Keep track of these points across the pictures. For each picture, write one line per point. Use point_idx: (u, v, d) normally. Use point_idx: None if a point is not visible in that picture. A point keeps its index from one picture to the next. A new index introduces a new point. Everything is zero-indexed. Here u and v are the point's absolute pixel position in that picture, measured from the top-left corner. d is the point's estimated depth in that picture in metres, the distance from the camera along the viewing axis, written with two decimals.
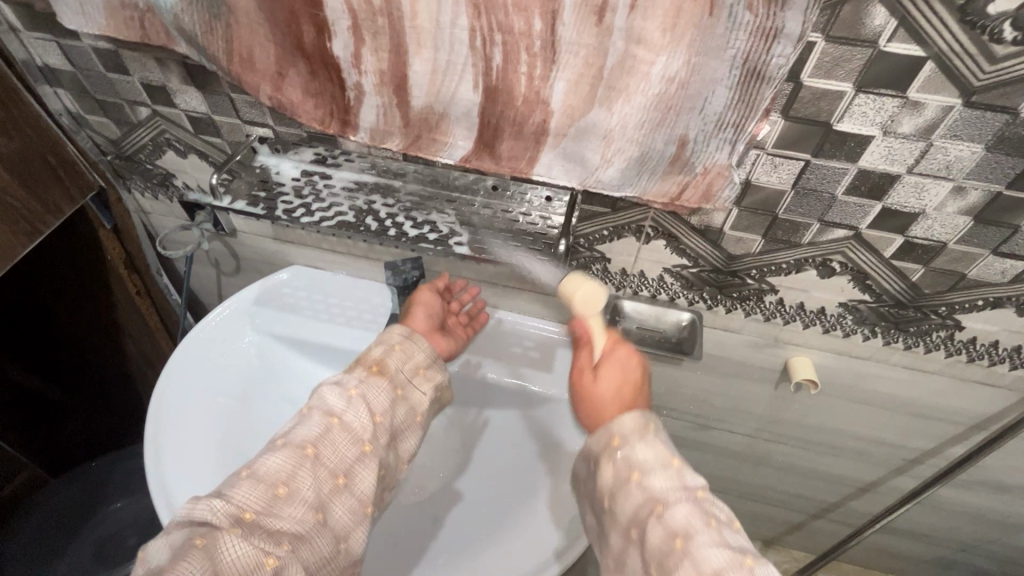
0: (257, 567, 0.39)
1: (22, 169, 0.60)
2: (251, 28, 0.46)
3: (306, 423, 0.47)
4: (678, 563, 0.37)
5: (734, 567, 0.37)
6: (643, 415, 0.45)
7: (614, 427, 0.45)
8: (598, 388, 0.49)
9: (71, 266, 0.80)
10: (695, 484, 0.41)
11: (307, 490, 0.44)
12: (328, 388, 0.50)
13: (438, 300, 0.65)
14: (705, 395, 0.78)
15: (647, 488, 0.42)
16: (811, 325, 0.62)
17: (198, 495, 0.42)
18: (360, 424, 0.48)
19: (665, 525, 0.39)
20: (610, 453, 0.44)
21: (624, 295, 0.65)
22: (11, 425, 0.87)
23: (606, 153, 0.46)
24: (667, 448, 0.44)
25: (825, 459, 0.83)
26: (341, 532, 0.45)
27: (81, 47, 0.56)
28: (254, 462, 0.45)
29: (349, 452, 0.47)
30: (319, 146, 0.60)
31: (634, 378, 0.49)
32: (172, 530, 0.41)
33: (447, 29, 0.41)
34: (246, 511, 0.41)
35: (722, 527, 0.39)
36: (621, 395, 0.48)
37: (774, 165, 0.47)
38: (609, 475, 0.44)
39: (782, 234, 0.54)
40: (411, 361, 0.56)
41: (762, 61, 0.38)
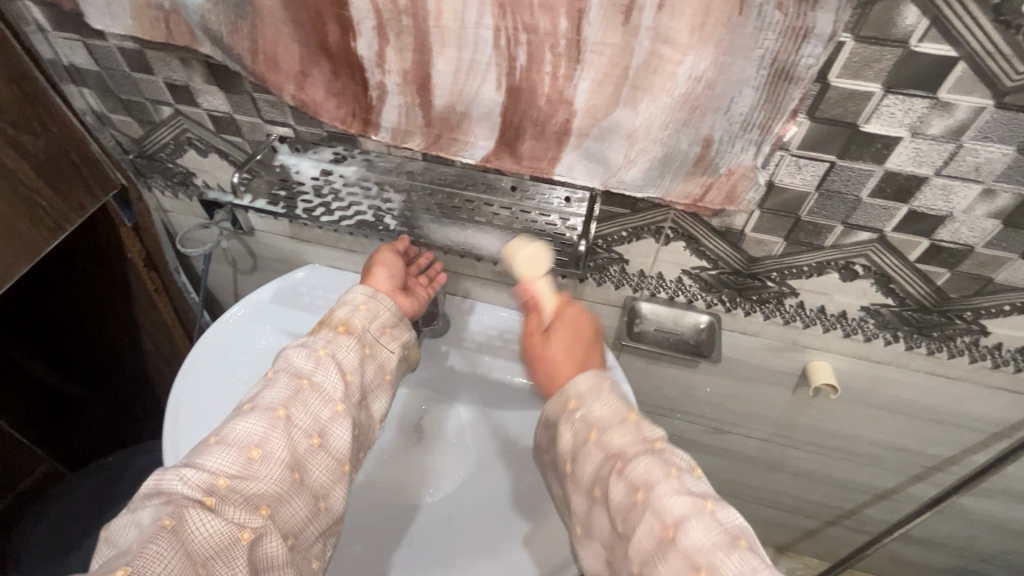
0: (233, 542, 0.40)
1: (46, 165, 0.61)
2: (276, 29, 0.46)
3: (274, 386, 0.47)
4: (640, 515, 0.40)
5: (695, 512, 0.39)
6: (598, 373, 0.47)
7: (569, 389, 0.47)
8: (549, 351, 0.50)
9: (91, 263, 0.80)
10: (653, 435, 0.43)
11: (282, 452, 0.44)
12: (294, 350, 0.50)
13: (401, 262, 0.61)
14: (720, 398, 0.77)
15: (606, 445, 0.43)
16: (832, 329, 0.61)
17: (164, 469, 0.42)
18: (331, 386, 0.48)
19: (625, 480, 0.41)
20: (569, 418, 0.46)
21: (641, 297, 0.65)
22: (24, 421, 0.87)
23: (629, 153, 0.46)
24: (622, 402, 0.45)
25: (842, 464, 0.82)
26: (320, 492, 0.46)
27: (106, 47, 0.56)
28: (222, 429, 0.45)
29: (323, 412, 0.47)
30: (338, 146, 0.59)
31: (587, 336, 0.51)
32: (138, 507, 0.40)
33: (472, 29, 0.41)
34: (219, 478, 0.42)
35: (683, 474, 0.41)
36: (576, 352, 0.50)
37: (798, 166, 0.47)
38: (569, 438, 0.46)
39: (804, 237, 0.53)
40: (379, 320, 0.55)
41: (791, 61, 0.38)
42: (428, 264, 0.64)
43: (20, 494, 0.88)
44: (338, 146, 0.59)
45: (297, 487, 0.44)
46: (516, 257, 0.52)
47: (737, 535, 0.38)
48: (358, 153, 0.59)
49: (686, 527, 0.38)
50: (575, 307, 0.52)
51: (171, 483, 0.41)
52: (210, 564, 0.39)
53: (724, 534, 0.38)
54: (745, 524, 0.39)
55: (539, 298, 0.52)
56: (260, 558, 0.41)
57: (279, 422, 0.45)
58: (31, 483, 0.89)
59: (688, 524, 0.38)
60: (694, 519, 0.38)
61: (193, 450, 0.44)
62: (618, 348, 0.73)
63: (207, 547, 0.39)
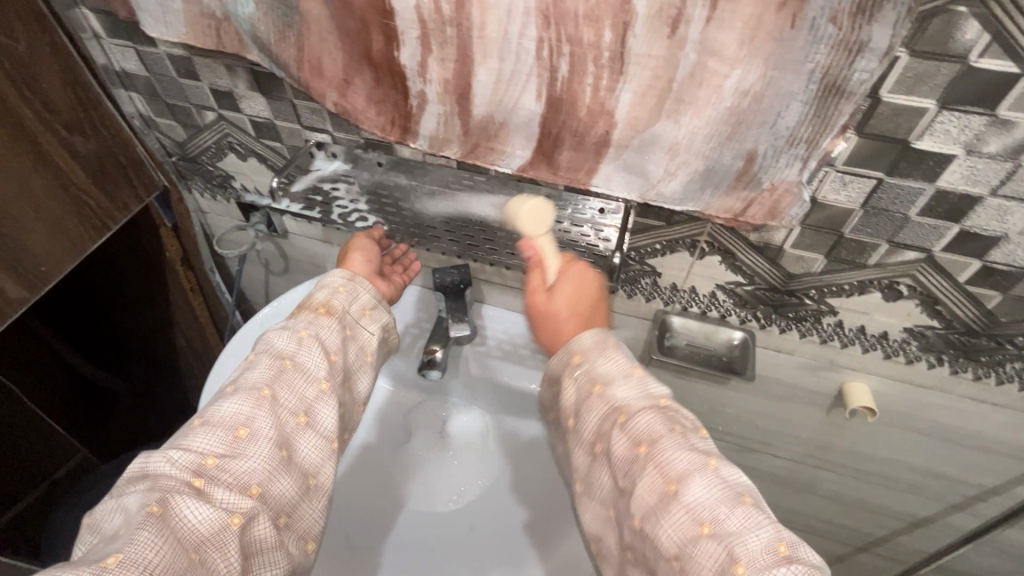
0: (223, 527, 0.39)
1: (94, 166, 0.62)
2: (321, 37, 0.47)
3: (256, 367, 0.47)
4: (642, 469, 0.40)
5: (699, 468, 0.39)
6: (603, 332, 0.48)
7: (574, 345, 0.47)
8: (554, 308, 0.49)
9: (130, 262, 0.83)
10: (658, 392, 0.44)
11: (269, 430, 0.43)
12: (275, 332, 0.49)
13: (376, 248, 0.60)
14: (750, 415, 0.75)
15: (610, 399, 0.44)
16: (871, 349, 0.59)
17: (150, 453, 0.41)
18: (315, 365, 0.48)
19: (629, 434, 0.42)
20: (571, 372, 0.47)
21: (672, 311, 0.64)
22: (62, 409, 0.90)
23: (670, 166, 0.45)
24: (628, 359, 0.46)
25: (876, 489, 0.79)
26: (310, 469, 0.45)
27: (156, 53, 0.58)
28: (206, 411, 0.44)
29: (306, 391, 0.46)
30: (376, 152, 0.60)
31: (592, 294, 0.50)
32: (123, 492, 0.40)
33: (514, 40, 0.41)
34: (207, 458, 0.41)
35: (687, 431, 0.41)
36: (580, 310, 0.49)
37: (844, 183, 0.45)
38: (573, 393, 0.46)
39: (846, 254, 0.52)
40: (358, 302, 0.54)
41: (843, 76, 0.37)
42: (401, 254, 0.64)
43: (56, 482, 0.90)
44: (375, 154, 0.60)
45: (285, 465, 0.43)
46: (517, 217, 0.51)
47: (741, 492, 0.38)
48: (395, 160, 0.60)
49: (689, 481, 0.38)
50: (580, 265, 0.51)
51: (158, 465, 0.40)
52: (203, 551, 0.38)
53: (728, 490, 0.38)
54: (750, 483, 0.39)
55: (542, 253, 0.51)
56: (253, 544, 0.40)
57: (265, 402, 0.44)
58: (68, 471, 0.92)
59: (691, 478, 0.38)
60: (697, 474, 0.38)
61: (177, 433, 0.43)
62: (646, 362, 0.72)
63: (197, 533, 0.38)
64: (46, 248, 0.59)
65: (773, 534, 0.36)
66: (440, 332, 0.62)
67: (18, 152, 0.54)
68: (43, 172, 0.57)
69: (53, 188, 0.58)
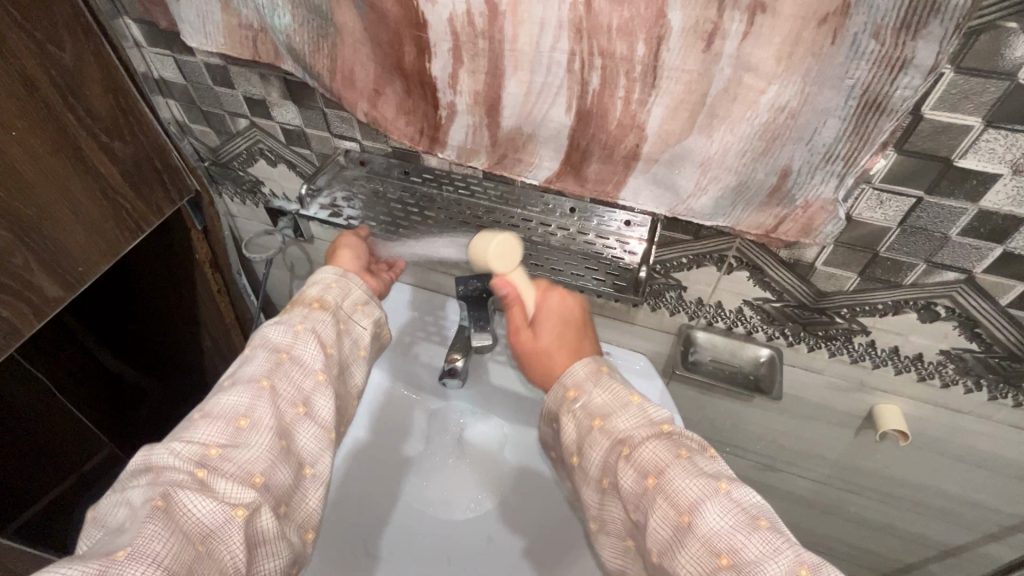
0: (227, 520, 0.39)
1: (131, 170, 0.64)
2: (354, 48, 0.48)
3: (252, 362, 0.47)
4: (653, 502, 0.39)
5: (710, 495, 0.38)
6: (593, 359, 0.48)
7: (568, 379, 0.47)
8: (540, 343, 0.50)
9: (160, 265, 0.85)
10: (659, 418, 0.43)
11: (269, 419, 0.44)
12: (271, 328, 0.50)
13: (366, 246, 0.60)
14: (775, 434, 0.73)
15: (612, 431, 0.43)
16: (905, 371, 0.57)
17: (153, 445, 0.42)
18: (311, 358, 0.48)
19: (635, 465, 0.41)
20: (569, 408, 0.46)
21: (697, 325, 0.63)
22: (91, 405, 0.93)
23: (701, 181, 0.45)
24: (624, 386, 0.46)
25: (906, 515, 0.76)
26: (307, 457, 0.46)
27: (194, 62, 0.61)
28: (206, 405, 0.45)
29: (304, 381, 0.47)
30: (403, 162, 0.61)
31: (575, 318, 0.51)
32: (127, 487, 0.40)
33: (547, 54, 0.41)
34: (211, 448, 0.42)
35: (694, 455, 0.40)
36: (566, 341, 0.50)
37: (880, 201, 0.44)
38: (573, 429, 0.46)
39: (882, 273, 0.50)
40: (350, 297, 0.55)
41: (885, 92, 0.36)
42: (387, 254, 0.64)
43: (83, 476, 0.93)
44: (402, 164, 0.61)
45: (284, 454, 0.44)
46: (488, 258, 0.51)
47: (756, 514, 0.37)
48: (421, 170, 0.61)
49: (702, 511, 0.37)
50: (556, 293, 0.51)
51: (161, 457, 0.41)
52: (210, 542, 0.38)
53: (744, 515, 0.37)
54: (762, 502, 0.38)
55: (518, 289, 0.52)
56: (257, 535, 0.40)
57: (264, 392, 0.45)
58: (95, 465, 0.94)
59: (703, 508, 0.37)
60: (709, 503, 0.37)
61: (178, 427, 0.44)
62: (669, 376, 0.71)
63: (203, 525, 0.38)
64: (83, 249, 0.61)
65: (794, 560, 0.34)
66: (461, 341, 0.62)
67: (61, 156, 0.56)
68: (84, 177, 0.59)
69: (92, 192, 0.60)
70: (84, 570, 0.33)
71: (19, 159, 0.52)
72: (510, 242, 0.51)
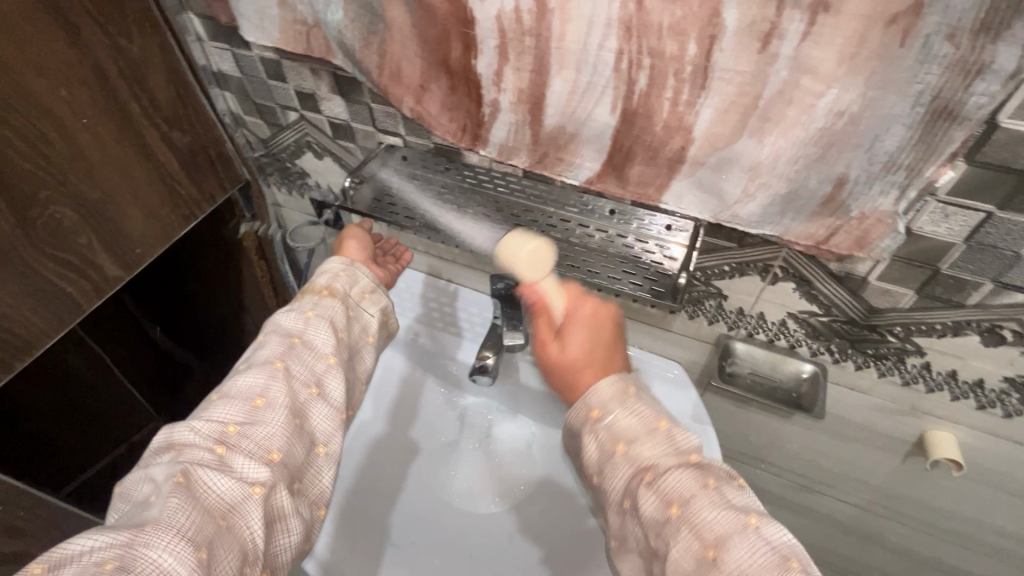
0: (245, 496, 0.40)
1: (187, 158, 0.67)
2: (402, 43, 0.48)
3: (266, 346, 0.49)
4: (676, 532, 0.38)
5: (738, 531, 0.37)
6: (622, 378, 0.45)
7: (592, 398, 0.44)
8: (568, 355, 0.46)
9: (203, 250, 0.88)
10: (687, 447, 0.41)
11: (283, 398, 0.45)
12: (283, 314, 0.51)
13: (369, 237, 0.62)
14: (813, 454, 0.70)
15: (635, 458, 0.41)
16: (961, 398, 0.54)
17: (175, 424, 0.44)
18: (323, 342, 0.49)
19: (658, 493, 0.40)
20: (593, 428, 0.44)
21: (736, 336, 0.61)
22: (142, 378, 0.99)
23: (749, 187, 0.43)
24: (652, 410, 0.44)
25: (955, 550, 0.71)
26: (321, 437, 0.47)
27: (250, 56, 0.63)
28: (224, 386, 0.47)
29: (317, 365, 0.48)
30: (445, 159, 0.61)
31: (607, 331, 0.47)
32: (150, 463, 0.42)
33: (593, 52, 0.40)
34: (228, 426, 0.43)
35: (722, 485, 0.39)
36: (596, 355, 0.46)
37: (945, 214, 0.41)
38: (595, 450, 0.44)
39: (941, 292, 0.47)
40: (358, 286, 0.56)
41: (957, 99, 0.33)
42: (392, 247, 0.66)
43: (134, 444, 0.98)
44: (445, 160, 0.61)
45: (299, 432, 0.45)
46: (521, 260, 0.51)
47: (787, 556, 0.36)
48: (465, 167, 0.60)
49: (727, 547, 0.36)
50: (588, 302, 0.47)
51: (183, 435, 0.43)
52: (230, 517, 0.39)
53: (773, 555, 0.36)
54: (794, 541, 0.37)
55: (545, 295, 0.50)
56: (274, 511, 0.42)
57: (278, 373, 0.46)
58: (144, 435, 1.00)
59: (730, 543, 0.36)
60: (737, 539, 0.37)
61: (198, 409, 0.46)
62: (703, 386, 0.69)
63: (223, 501, 0.39)
64: (141, 232, 0.65)
65: None
66: (493, 339, 0.62)
67: (125, 144, 0.59)
68: (146, 165, 0.62)
69: (150, 178, 0.63)
70: (115, 538, 0.36)
71: (88, 145, 0.56)
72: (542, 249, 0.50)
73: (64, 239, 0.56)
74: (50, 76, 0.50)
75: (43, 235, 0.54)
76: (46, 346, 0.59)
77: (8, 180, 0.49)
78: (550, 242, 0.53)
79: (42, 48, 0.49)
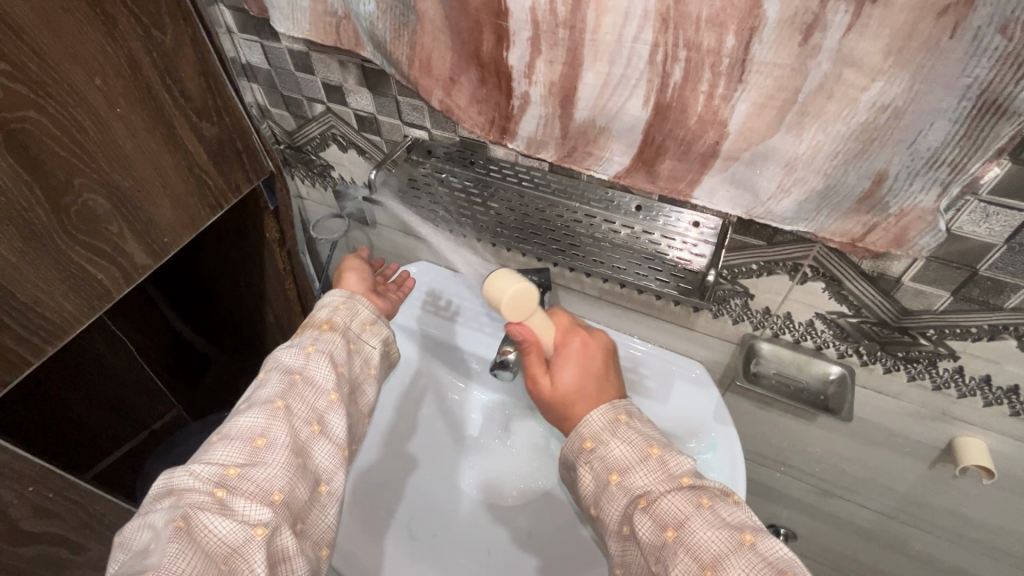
0: (246, 539, 0.41)
1: (215, 150, 0.67)
2: (433, 36, 0.48)
3: (267, 385, 0.49)
4: (674, 556, 0.39)
5: (734, 549, 0.38)
6: (612, 407, 0.48)
7: (585, 429, 0.47)
8: (561, 388, 0.49)
9: (219, 242, 0.88)
10: (679, 470, 0.43)
11: (284, 438, 0.46)
12: (284, 349, 0.52)
13: (368, 270, 0.64)
14: (836, 458, 0.69)
15: (629, 488, 0.44)
16: (994, 403, 0.53)
17: (173, 469, 0.44)
18: (323, 378, 0.50)
19: (654, 517, 0.41)
20: (587, 458, 0.47)
21: (762, 336, 0.60)
22: (164, 366, 1.02)
23: (784, 183, 0.42)
24: (643, 436, 0.46)
25: (979, 560, 0.70)
26: (323, 475, 0.47)
27: (279, 48, 0.63)
28: (225, 428, 0.47)
29: (317, 402, 0.49)
30: (471, 154, 0.61)
31: (596, 364, 0.51)
32: (149, 510, 0.42)
33: (628, 44, 0.40)
34: (228, 469, 0.43)
35: (716, 504, 0.41)
36: (587, 387, 0.50)
37: (985, 214, 0.40)
38: (591, 480, 0.46)
39: (978, 294, 0.46)
40: (358, 318, 0.56)
41: (1007, 93, 0.33)
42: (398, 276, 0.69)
43: (155, 432, 1.02)
44: (470, 155, 0.61)
45: (301, 471, 0.45)
46: (502, 302, 0.50)
47: (784, 569, 0.37)
48: (489, 163, 0.60)
49: (725, 566, 0.38)
50: (577, 338, 0.52)
51: (182, 479, 0.42)
52: (232, 561, 0.40)
53: (770, 569, 0.37)
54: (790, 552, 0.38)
55: (535, 332, 0.52)
56: (278, 552, 0.42)
57: (279, 412, 0.47)
58: (165, 423, 1.04)
59: (727, 562, 0.38)
60: (732, 557, 0.38)
61: (198, 451, 0.46)
62: (726, 387, 0.68)
63: (225, 545, 0.40)
64: (170, 222, 0.65)
65: None
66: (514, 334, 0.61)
67: (156, 133, 0.60)
68: (176, 154, 0.63)
69: (180, 169, 0.64)
70: None
71: (120, 134, 0.56)
72: (521, 295, 0.49)
73: (95, 226, 0.57)
74: (85, 65, 0.51)
75: (75, 223, 0.55)
76: (75, 333, 0.60)
77: (43, 167, 0.50)
78: (530, 283, 0.51)
79: (78, 37, 0.50)
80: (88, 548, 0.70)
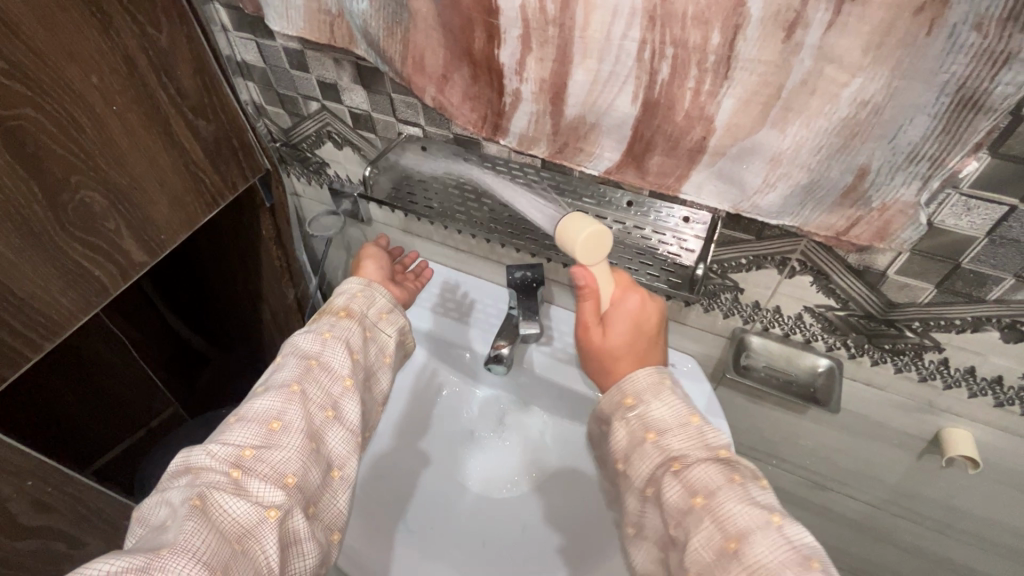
0: (260, 519, 0.41)
1: (211, 148, 0.68)
2: (427, 33, 0.49)
3: (284, 367, 0.50)
4: (699, 522, 0.39)
5: (762, 526, 0.37)
6: (659, 370, 0.47)
7: (626, 385, 0.47)
8: (611, 342, 0.48)
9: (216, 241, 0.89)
10: (716, 443, 0.42)
11: (300, 423, 0.46)
12: (301, 335, 0.52)
13: (386, 254, 0.65)
14: (826, 451, 0.70)
15: (664, 447, 0.43)
16: (979, 394, 0.54)
17: (191, 448, 0.45)
18: (340, 363, 0.50)
19: (684, 483, 0.40)
20: (623, 414, 0.46)
21: (752, 330, 0.61)
22: (161, 363, 1.02)
23: (770, 177, 0.43)
24: (683, 403, 0.45)
25: (968, 551, 0.71)
26: (335, 461, 0.48)
27: (274, 46, 0.64)
28: (242, 408, 0.48)
29: (333, 387, 0.49)
30: (464, 150, 0.61)
31: (650, 326, 0.49)
32: (166, 487, 0.43)
33: (617, 41, 0.41)
34: (245, 450, 0.44)
35: (747, 483, 0.40)
36: (636, 345, 0.48)
37: (967, 207, 0.41)
38: (623, 435, 0.45)
39: (962, 287, 0.47)
40: (375, 306, 0.57)
41: (983, 89, 0.33)
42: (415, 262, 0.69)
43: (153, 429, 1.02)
44: (463, 151, 0.61)
45: (315, 455, 0.46)
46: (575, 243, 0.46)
47: (810, 557, 0.36)
48: (483, 159, 0.60)
49: (750, 541, 0.37)
50: (636, 294, 0.49)
51: (200, 458, 0.43)
52: (247, 541, 0.40)
53: (794, 553, 0.36)
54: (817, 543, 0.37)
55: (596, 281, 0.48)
56: (289, 534, 0.43)
57: (296, 395, 0.47)
58: (161, 421, 1.03)
59: (752, 537, 0.37)
60: (759, 534, 0.37)
61: (215, 431, 0.47)
62: (717, 380, 0.69)
63: (238, 524, 0.41)
64: (166, 219, 0.66)
65: None
66: (509, 328, 0.62)
67: (152, 131, 0.60)
68: (172, 152, 0.63)
69: (176, 166, 0.64)
70: (132, 563, 0.36)
71: (117, 132, 0.57)
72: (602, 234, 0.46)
73: (92, 222, 0.58)
74: (84, 65, 0.52)
75: (72, 220, 0.56)
76: (71, 329, 0.60)
77: (40, 164, 0.51)
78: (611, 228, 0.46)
79: (75, 35, 0.50)
80: (88, 543, 0.70)
